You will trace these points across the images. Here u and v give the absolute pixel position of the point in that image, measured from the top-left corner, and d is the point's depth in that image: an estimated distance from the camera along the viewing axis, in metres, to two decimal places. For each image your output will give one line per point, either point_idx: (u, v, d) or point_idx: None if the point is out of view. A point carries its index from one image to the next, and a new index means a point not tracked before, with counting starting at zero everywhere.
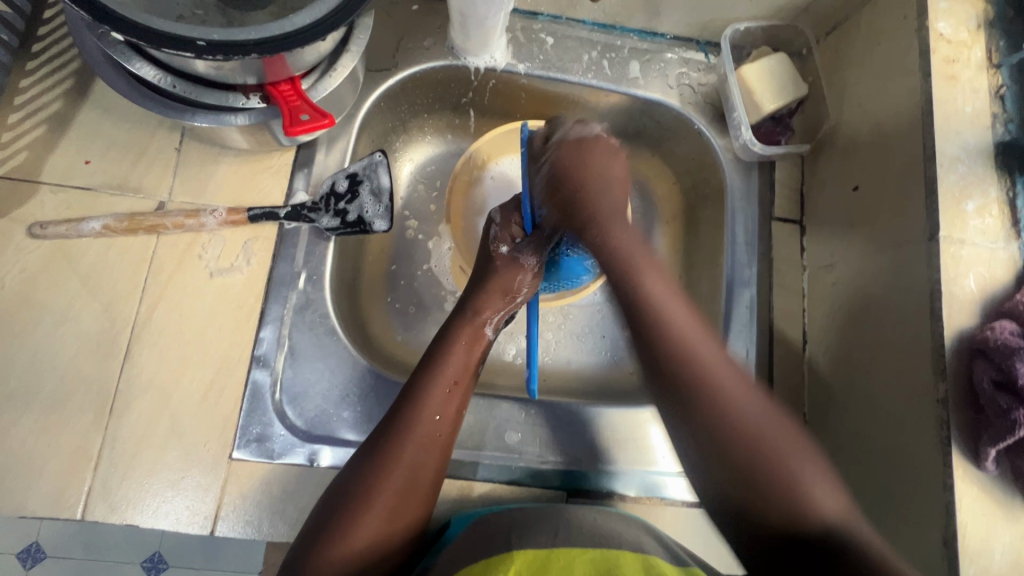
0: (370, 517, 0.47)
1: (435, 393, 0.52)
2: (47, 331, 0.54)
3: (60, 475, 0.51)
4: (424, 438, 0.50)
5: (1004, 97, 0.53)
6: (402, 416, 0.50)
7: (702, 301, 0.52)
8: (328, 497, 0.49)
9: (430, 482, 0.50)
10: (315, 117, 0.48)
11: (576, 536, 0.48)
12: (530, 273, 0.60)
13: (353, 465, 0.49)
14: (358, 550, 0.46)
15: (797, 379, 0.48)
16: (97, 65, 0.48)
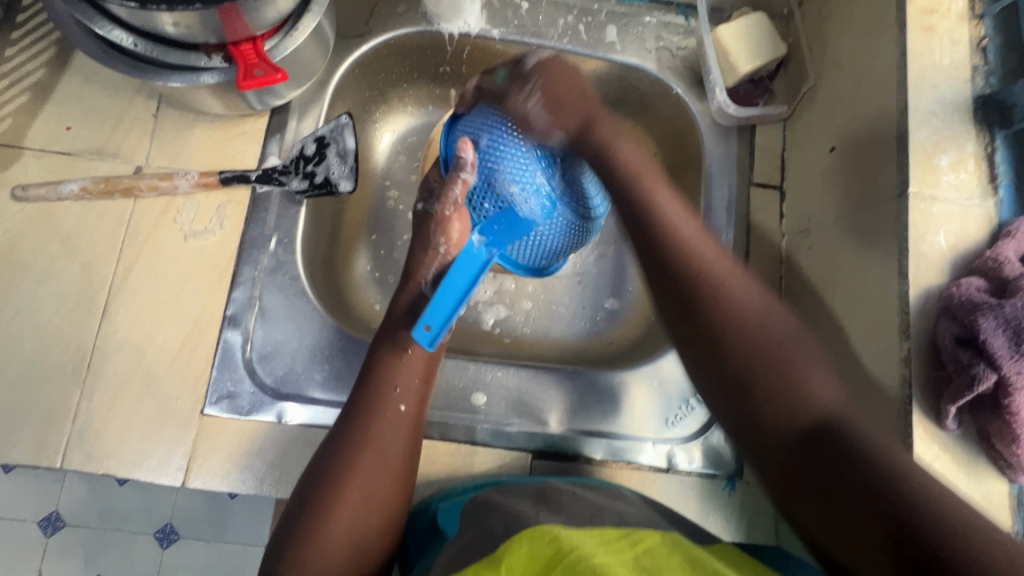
0: (346, 507, 0.46)
1: (392, 368, 0.51)
2: (29, 289, 0.56)
3: (41, 425, 0.53)
4: (388, 417, 0.49)
5: (986, 49, 0.50)
6: (359, 399, 0.50)
7: (699, 285, 0.45)
8: (299, 494, 0.48)
9: (398, 457, 0.49)
10: (269, 73, 0.50)
11: (560, 514, 0.46)
12: (445, 218, 0.57)
13: (319, 457, 0.48)
14: (340, 549, 0.45)
15: (806, 354, 0.42)
16: (66, 28, 0.50)
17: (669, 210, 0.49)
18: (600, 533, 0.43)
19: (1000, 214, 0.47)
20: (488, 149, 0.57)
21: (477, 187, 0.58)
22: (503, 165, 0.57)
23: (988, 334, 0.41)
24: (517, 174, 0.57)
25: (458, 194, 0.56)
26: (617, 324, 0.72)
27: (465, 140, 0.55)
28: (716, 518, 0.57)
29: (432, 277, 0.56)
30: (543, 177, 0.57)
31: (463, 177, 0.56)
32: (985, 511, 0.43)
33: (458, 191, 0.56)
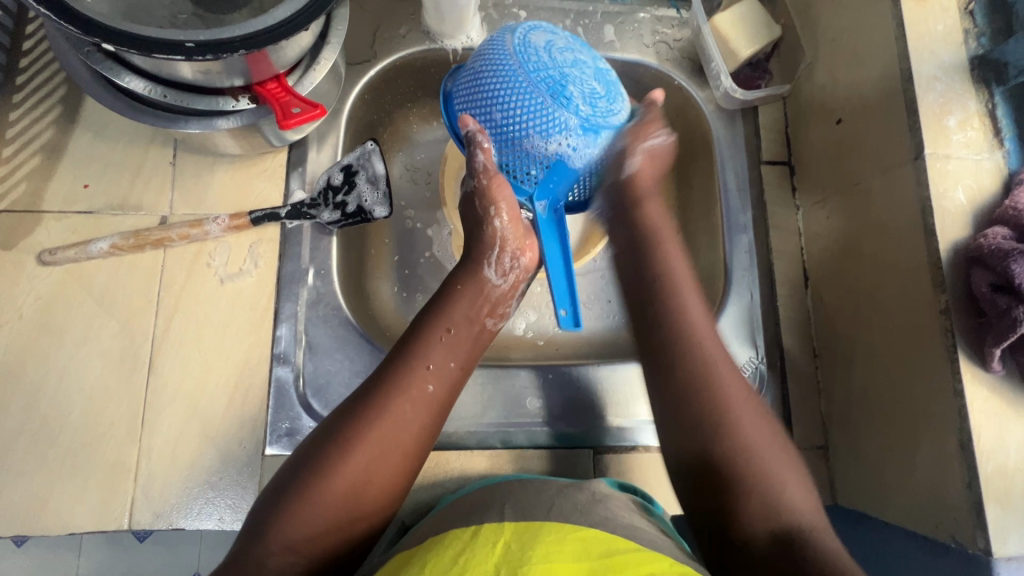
0: (353, 465, 0.47)
1: (430, 343, 0.53)
2: (70, 353, 0.55)
3: (103, 488, 0.53)
4: (416, 393, 0.50)
5: (974, 12, 0.54)
6: (397, 364, 0.52)
7: (710, 399, 0.51)
8: (304, 446, 0.49)
9: (418, 433, 0.50)
10: (307, 109, 0.49)
11: (573, 514, 0.45)
12: (485, 189, 0.54)
13: (338, 414, 0.50)
14: (336, 502, 0.46)
15: (760, 438, 0.50)
16: (85, 85, 0.49)
17: (687, 298, 0.56)
18: (611, 546, 0.41)
19: (1009, 165, 0.50)
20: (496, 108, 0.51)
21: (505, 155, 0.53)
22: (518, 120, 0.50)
23: (1021, 278, 0.43)
24: (542, 122, 0.49)
25: (484, 163, 0.52)
26: None
27: (464, 116, 0.52)
28: None
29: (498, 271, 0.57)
30: (564, 108, 0.49)
31: (481, 146, 0.52)
32: None
33: (484, 159, 0.52)
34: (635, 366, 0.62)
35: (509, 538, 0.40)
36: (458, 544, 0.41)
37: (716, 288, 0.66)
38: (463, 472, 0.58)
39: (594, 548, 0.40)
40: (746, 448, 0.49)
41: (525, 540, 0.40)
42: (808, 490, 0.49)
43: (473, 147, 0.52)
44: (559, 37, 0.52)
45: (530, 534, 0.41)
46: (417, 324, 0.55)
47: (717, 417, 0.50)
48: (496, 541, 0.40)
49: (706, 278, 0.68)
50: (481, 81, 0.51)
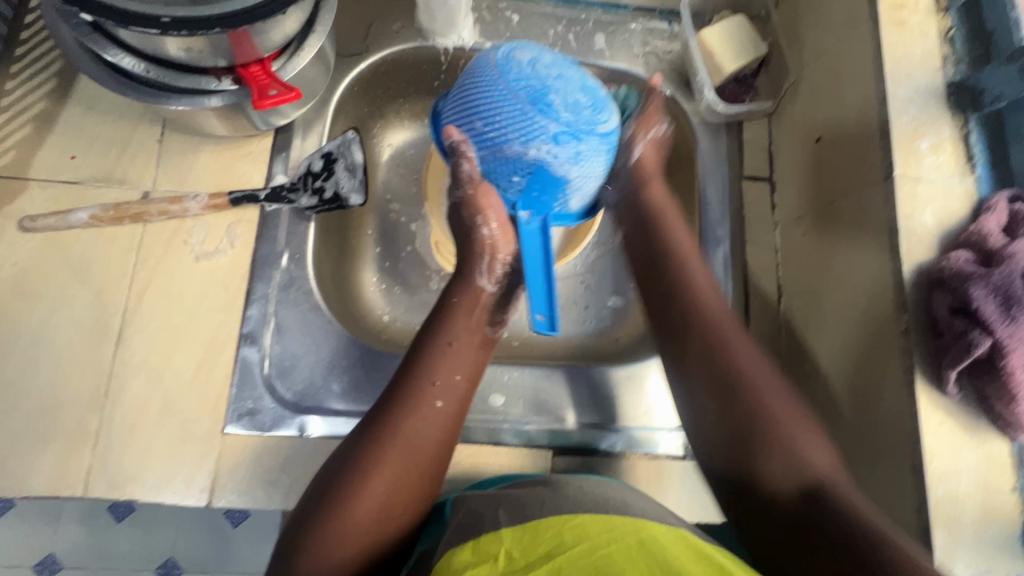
0: (369, 494, 0.46)
1: (433, 360, 0.52)
2: (42, 319, 0.56)
3: (61, 454, 0.53)
4: (424, 410, 0.50)
5: (954, 39, 0.54)
6: (400, 389, 0.51)
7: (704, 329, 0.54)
8: (316, 481, 0.48)
9: (430, 452, 0.49)
10: (284, 92, 0.51)
11: (568, 504, 0.46)
12: (472, 198, 0.56)
13: (346, 444, 0.49)
14: (360, 534, 0.45)
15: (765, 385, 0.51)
16: (75, 58, 0.51)
17: (682, 244, 0.59)
18: (603, 522, 0.43)
19: (980, 191, 0.50)
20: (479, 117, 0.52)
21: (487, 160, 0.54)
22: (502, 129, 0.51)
23: (980, 302, 0.43)
24: (523, 131, 0.50)
25: (469, 171, 0.54)
26: (622, 321, 0.73)
27: (448, 127, 0.53)
28: None
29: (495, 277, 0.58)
30: (544, 116, 0.50)
31: (465, 156, 0.53)
32: (990, 471, 0.45)
33: (468, 167, 0.54)
34: (654, 361, 0.63)
35: (509, 552, 0.42)
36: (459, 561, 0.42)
37: None
38: None
39: (591, 529, 0.42)
40: (768, 409, 0.49)
41: (525, 550, 0.41)
42: (834, 461, 0.48)
43: (457, 155, 0.53)
44: (544, 54, 0.53)
45: (530, 542, 0.42)
46: (417, 345, 0.54)
47: (742, 379, 0.51)
48: (497, 555, 0.42)
49: None
50: (465, 95, 0.53)
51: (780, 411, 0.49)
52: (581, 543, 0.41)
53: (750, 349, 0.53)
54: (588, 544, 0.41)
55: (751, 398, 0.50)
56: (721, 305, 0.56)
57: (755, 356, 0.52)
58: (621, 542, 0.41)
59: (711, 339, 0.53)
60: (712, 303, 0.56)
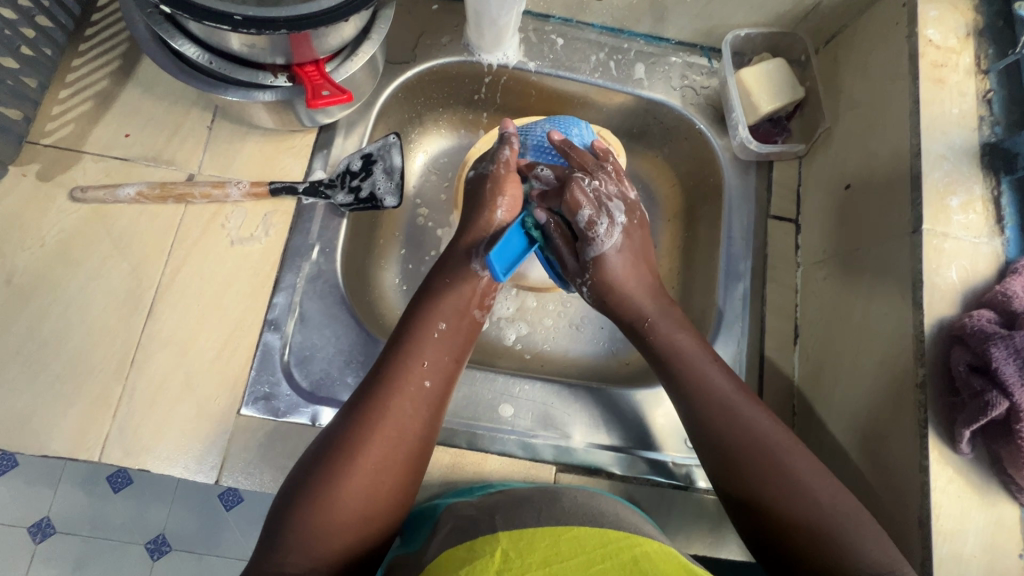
0: (357, 474, 0.46)
1: (423, 343, 0.53)
2: (80, 286, 0.58)
3: (82, 418, 0.55)
4: (413, 390, 0.50)
5: (992, 101, 0.55)
6: (393, 365, 0.51)
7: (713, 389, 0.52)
8: (309, 455, 0.48)
9: (422, 435, 0.50)
10: (335, 93, 0.53)
11: (562, 513, 0.47)
12: (500, 176, 0.61)
13: (335, 425, 0.49)
14: (346, 516, 0.45)
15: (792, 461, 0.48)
16: (143, 41, 0.53)
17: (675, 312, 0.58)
18: (599, 536, 0.43)
19: (1007, 252, 0.51)
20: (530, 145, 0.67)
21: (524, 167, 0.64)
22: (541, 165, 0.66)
23: (999, 363, 0.43)
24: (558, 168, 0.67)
25: (507, 155, 0.62)
26: (634, 346, 0.74)
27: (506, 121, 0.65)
28: (732, 537, 0.59)
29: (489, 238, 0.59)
30: None
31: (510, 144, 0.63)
32: (999, 534, 0.45)
33: (509, 153, 0.62)
34: (657, 390, 0.64)
35: (505, 552, 0.41)
36: (454, 562, 0.41)
37: (706, 330, 0.67)
38: None
39: (586, 541, 0.42)
40: (753, 445, 0.49)
41: (521, 552, 0.41)
42: (882, 540, 0.44)
43: (506, 140, 0.63)
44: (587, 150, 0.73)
45: (526, 546, 0.42)
46: (412, 325, 0.54)
47: (750, 450, 0.49)
48: (493, 554, 0.41)
49: (699, 319, 0.68)
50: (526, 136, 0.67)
51: (774, 442, 0.49)
52: (576, 554, 0.41)
53: (720, 373, 0.53)
54: (583, 555, 0.41)
55: (741, 428, 0.50)
56: (694, 343, 0.55)
57: (735, 386, 0.52)
58: (615, 557, 0.41)
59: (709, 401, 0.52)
60: (704, 363, 0.54)
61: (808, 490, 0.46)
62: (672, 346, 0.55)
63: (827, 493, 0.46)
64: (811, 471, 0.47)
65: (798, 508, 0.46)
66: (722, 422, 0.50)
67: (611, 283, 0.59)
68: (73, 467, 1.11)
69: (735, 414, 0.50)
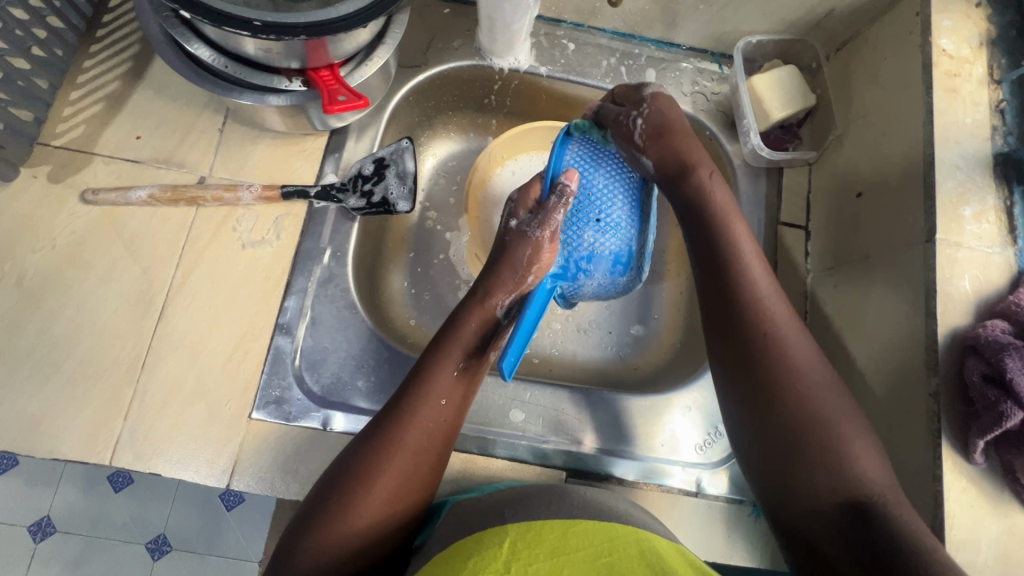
0: (368, 505, 0.46)
1: (437, 376, 0.51)
2: (91, 289, 0.58)
3: (92, 421, 0.55)
4: (428, 425, 0.49)
5: (1004, 111, 0.55)
6: (407, 397, 0.50)
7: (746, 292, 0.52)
8: (321, 482, 0.48)
9: (434, 463, 0.49)
10: (352, 99, 0.53)
11: (572, 507, 0.46)
12: (541, 244, 0.55)
13: (349, 453, 0.48)
14: (356, 540, 0.45)
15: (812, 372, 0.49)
16: (156, 44, 0.53)
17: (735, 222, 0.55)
18: (607, 529, 0.43)
19: (1019, 262, 0.51)
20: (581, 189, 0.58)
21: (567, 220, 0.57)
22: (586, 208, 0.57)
23: (1014, 374, 0.43)
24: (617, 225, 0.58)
25: (559, 219, 0.55)
26: (642, 351, 0.73)
27: (571, 171, 0.55)
28: (741, 544, 0.59)
29: (507, 305, 0.55)
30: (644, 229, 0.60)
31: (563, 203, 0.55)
32: (1012, 543, 0.45)
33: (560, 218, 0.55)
34: (668, 396, 0.64)
35: (514, 543, 0.41)
36: (463, 554, 0.41)
37: None
38: None
39: (594, 535, 0.42)
40: (808, 403, 0.48)
41: (529, 543, 0.41)
42: (877, 461, 0.46)
43: (562, 197, 0.55)
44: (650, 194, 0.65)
45: (534, 538, 0.42)
46: (426, 358, 0.52)
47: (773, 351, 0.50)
48: (501, 545, 0.41)
49: None
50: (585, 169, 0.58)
51: (828, 407, 0.48)
52: (583, 548, 0.41)
53: (787, 316, 0.52)
54: (590, 549, 0.41)
55: (794, 372, 0.49)
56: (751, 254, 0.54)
57: (797, 330, 0.51)
58: (622, 551, 0.41)
59: (757, 297, 0.52)
60: (756, 264, 0.53)
61: (846, 449, 0.46)
62: (726, 227, 0.55)
63: (866, 459, 0.46)
64: (859, 442, 0.47)
65: (831, 471, 0.46)
66: (782, 365, 0.49)
67: (663, 125, 0.59)
68: (73, 467, 1.10)
69: (779, 330, 0.50)
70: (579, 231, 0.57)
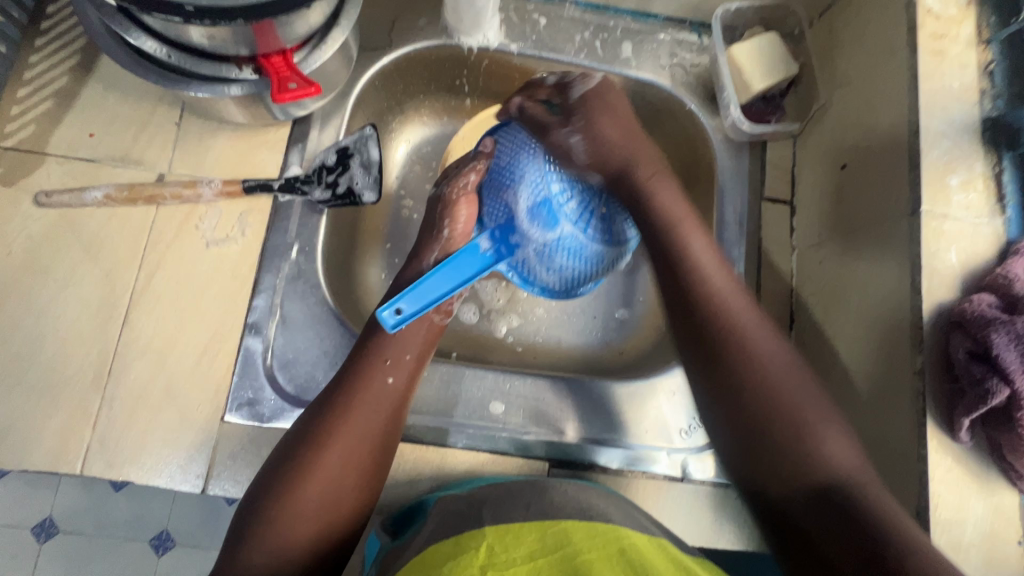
0: (322, 469, 0.45)
1: (380, 346, 0.51)
2: (50, 296, 0.56)
3: (60, 431, 0.53)
4: (374, 387, 0.49)
5: (993, 73, 0.52)
6: (351, 369, 0.50)
7: (780, 420, 0.46)
8: (272, 457, 0.47)
9: (384, 428, 0.49)
10: (303, 86, 0.50)
11: (550, 504, 0.45)
12: (452, 200, 0.58)
13: (305, 420, 0.48)
14: (313, 512, 0.44)
15: (831, 417, 0.46)
16: (98, 37, 0.50)
17: (713, 280, 0.51)
18: (587, 529, 0.42)
19: (1008, 232, 0.49)
20: (503, 166, 0.59)
21: (489, 180, 0.59)
22: (512, 175, 0.58)
23: (1000, 350, 0.42)
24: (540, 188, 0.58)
25: (468, 179, 0.58)
26: (628, 335, 0.72)
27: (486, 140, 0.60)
28: (728, 527, 0.58)
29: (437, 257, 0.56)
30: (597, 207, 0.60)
31: (474, 169, 0.59)
32: (998, 521, 0.44)
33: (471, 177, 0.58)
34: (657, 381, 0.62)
35: (490, 547, 0.41)
36: (441, 554, 0.41)
37: None
38: (415, 466, 0.58)
39: (574, 535, 0.41)
40: (809, 440, 0.45)
41: (507, 547, 0.40)
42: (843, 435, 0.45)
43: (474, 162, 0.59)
44: None
45: (513, 539, 0.41)
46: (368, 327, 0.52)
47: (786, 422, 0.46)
48: (478, 549, 0.41)
49: None
50: (523, 148, 0.59)
51: (798, 397, 0.46)
52: (563, 548, 0.40)
53: (768, 338, 0.49)
54: (571, 550, 0.40)
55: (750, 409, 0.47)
56: (748, 309, 0.50)
57: (799, 384, 0.47)
58: (602, 551, 0.40)
59: (751, 358, 0.48)
60: (749, 318, 0.50)
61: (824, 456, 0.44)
62: (709, 293, 0.51)
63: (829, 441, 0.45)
64: (833, 433, 0.45)
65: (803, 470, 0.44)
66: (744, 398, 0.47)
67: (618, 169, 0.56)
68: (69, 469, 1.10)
69: (778, 395, 0.46)
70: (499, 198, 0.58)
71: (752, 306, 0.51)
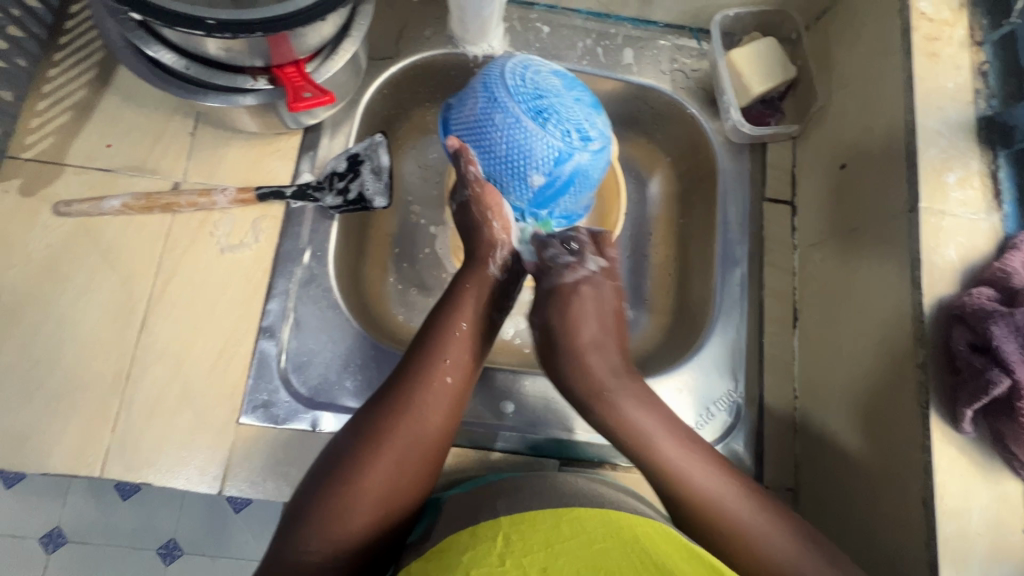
0: (380, 464, 0.46)
1: (445, 341, 0.51)
2: (69, 303, 0.58)
3: (80, 434, 0.55)
4: (436, 385, 0.50)
5: (986, 74, 0.54)
6: (414, 365, 0.50)
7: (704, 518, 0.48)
8: (328, 448, 0.48)
9: (441, 431, 0.49)
10: (317, 96, 0.52)
11: (561, 497, 0.45)
12: (479, 197, 0.57)
13: (361, 415, 0.49)
14: (368, 507, 0.45)
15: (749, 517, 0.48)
16: (117, 50, 0.52)
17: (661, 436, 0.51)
18: (598, 518, 0.42)
19: (1005, 228, 0.50)
20: (505, 150, 0.55)
21: (496, 171, 0.56)
22: (520, 150, 0.54)
23: (1000, 341, 0.43)
24: (546, 140, 0.54)
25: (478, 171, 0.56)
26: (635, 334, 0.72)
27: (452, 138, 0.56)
28: None
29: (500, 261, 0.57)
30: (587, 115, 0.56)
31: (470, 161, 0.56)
32: (1002, 511, 0.45)
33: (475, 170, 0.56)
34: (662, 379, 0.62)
35: (508, 535, 0.41)
36: (459, 544, 0.41)
37: (703, 319, 0.66)
38: None
39: (587, 522, 0.41)
40: (750, 537, 0.47)
41: (524, 533, 0.40)
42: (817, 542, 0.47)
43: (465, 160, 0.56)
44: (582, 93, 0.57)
45: (529, 527, 0.41)
46: (432, 322, 0.53)
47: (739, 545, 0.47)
48: (496, 538, 0.41)
49: (696, 309, 0.68)
50: (506, 118, 0.54)
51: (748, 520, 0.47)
52: (578, 534, 0.40)
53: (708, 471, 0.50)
54: (582, 535, 0.40)
55: (745, 536, 0.47)
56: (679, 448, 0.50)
57: (737, 489, 0.49)
58: (614, 539, 0.40)
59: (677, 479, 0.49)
60: (689, 461, 0.50)
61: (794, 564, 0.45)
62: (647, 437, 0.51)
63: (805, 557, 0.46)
64: (787, 534, 0.47)
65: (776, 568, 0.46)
66: (723, 535, 0.47)
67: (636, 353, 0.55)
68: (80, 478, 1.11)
69: (719, 508, 0.48)
70: (518, 176, 0.56)
71: (697, 448, 0.51)
